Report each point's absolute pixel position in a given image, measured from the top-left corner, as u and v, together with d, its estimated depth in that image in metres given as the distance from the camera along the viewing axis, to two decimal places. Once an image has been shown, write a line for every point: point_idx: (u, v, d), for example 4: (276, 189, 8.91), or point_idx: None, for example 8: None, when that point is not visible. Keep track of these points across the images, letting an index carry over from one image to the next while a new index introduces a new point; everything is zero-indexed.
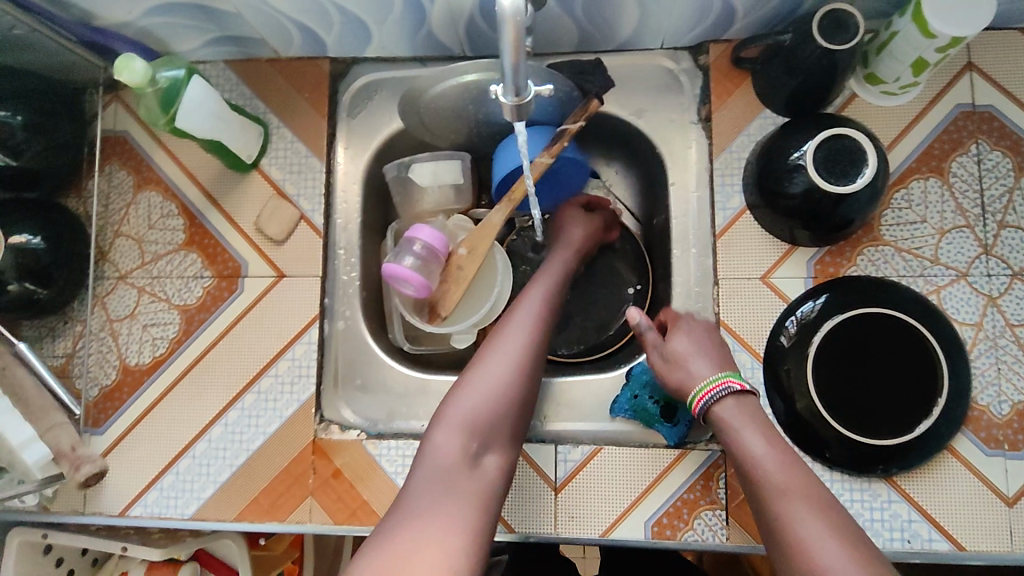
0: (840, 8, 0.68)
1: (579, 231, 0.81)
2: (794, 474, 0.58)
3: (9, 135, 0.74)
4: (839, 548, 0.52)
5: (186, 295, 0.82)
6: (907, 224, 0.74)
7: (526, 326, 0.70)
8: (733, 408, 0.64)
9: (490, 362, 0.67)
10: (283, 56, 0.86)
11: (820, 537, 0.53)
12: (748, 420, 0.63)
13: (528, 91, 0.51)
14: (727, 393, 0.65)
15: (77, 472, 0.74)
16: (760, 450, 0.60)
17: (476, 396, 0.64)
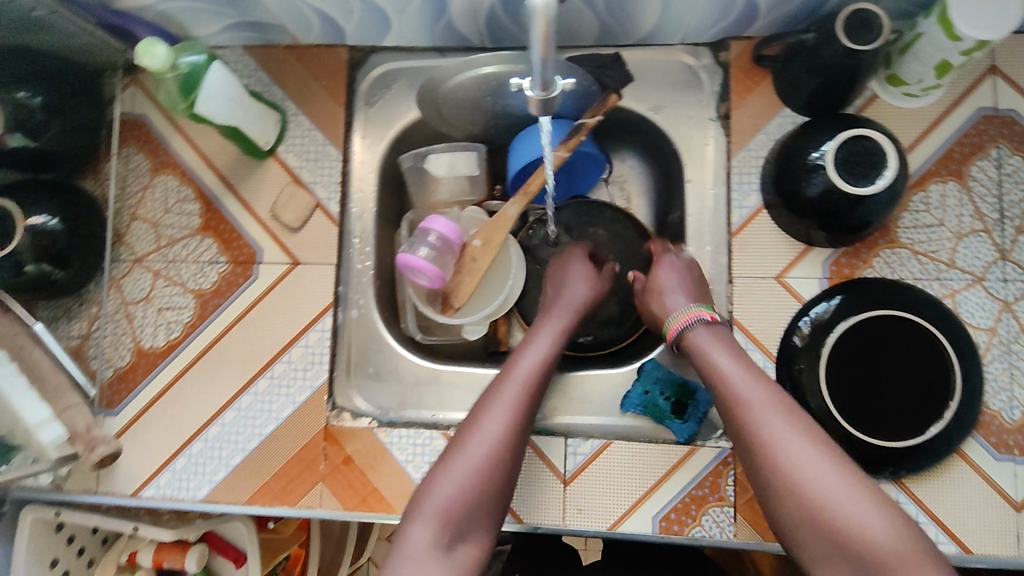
0: (864, 7, 0.67)
1: (580, 291, 0.77)
2: (763, 388, 0.60)
3: (28, 116, 0.74)
4: (815, 453, 0.55)
5: (202, 279, 0.82)
6: (925, 227, 0.73)
7: (515, 397, 0.65)
8: (702, 333, 0.66)
9: (474, 439, 0.62)
10: (301, 43, 0.85)
11: (797, 444, 0.56)
12: (716, 342, 0.65)
13: (554, 85, 0.51)
14: (699, 322, 0.67)
15: (92, 453, 0.75)
16: (728, 368, 0.63)
17: (456, 479, 0.59)
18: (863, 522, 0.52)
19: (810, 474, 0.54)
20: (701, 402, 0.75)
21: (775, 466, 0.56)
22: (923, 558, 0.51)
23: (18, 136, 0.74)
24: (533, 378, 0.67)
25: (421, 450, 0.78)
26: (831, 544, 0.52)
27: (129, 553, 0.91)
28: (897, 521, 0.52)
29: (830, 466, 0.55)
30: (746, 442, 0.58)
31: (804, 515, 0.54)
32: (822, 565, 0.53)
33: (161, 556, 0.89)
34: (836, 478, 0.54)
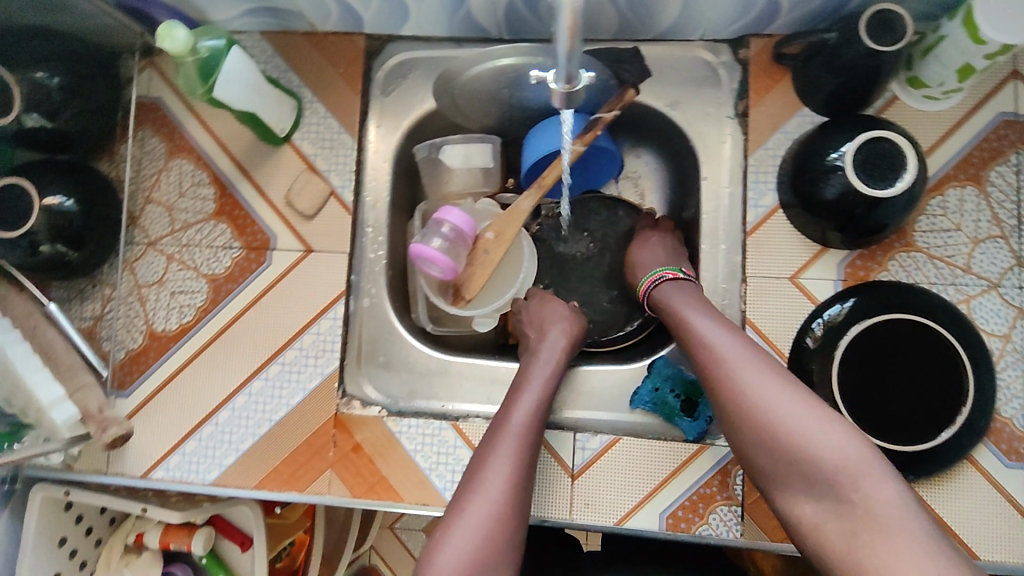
0: (888, 8, 0.67)
1: (562, 339, 0.77)
2: (724, 328, 0.64)
3: (46, 96, 0.74)
4: (769, 381, 0.59)
5: (215, 264, 0.83)
6: (941, 231, 0.73)
7: (510, 454, 0.64)
8: (668, 288, 0.73)
9: (475, 503, 0.60)
10: (318, 30, 0.85)
11: (752, 374, 0.59)
12: (680, 293, 0.71)
13: (578, 78, 0.51)
14: (665, 279, 0.74)
15: (103, 433, 0.76)
16: (694, 314, 0.67)
17: (462, 545, 0.57)
18: (814, 439, 0.55)
19: (762, 400, 0.58)
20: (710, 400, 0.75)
21: (731, 395, 0.60)
22: (875, 470, 0.53)
23: (36, 116, 0.74)
24: (526, 433, 0.66)
25: (430, 440, 0.78)
26: (787, 464, 0.56)
27: (136, 534, 0.92)
28: (849, 437, 0.54)
29: (783, 392, 0.58)
30: (707, 378, 0.63)
31: (759, 439, 0.57)
32: (781, 485, 0.57)
33: (167, 538, 0.90)
34: (788, 402, 0.57)
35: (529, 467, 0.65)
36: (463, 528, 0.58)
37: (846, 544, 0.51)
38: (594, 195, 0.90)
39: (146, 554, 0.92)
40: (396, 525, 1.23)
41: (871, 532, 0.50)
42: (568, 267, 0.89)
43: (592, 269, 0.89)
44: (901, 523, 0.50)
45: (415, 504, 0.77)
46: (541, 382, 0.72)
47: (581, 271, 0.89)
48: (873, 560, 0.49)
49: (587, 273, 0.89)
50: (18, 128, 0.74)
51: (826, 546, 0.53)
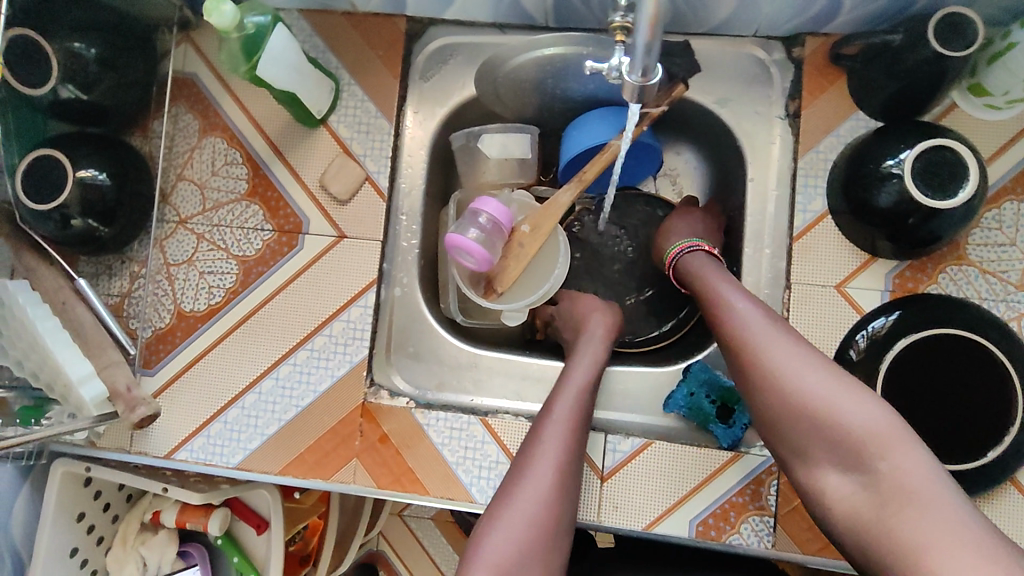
0: (958, 12, 0.64)
1: (603, 331, 0.76)
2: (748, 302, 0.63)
3: (82, 68, 0.72)
4: (792, 354, 0.57)
5: (246, 245, 0.81)
6: (995, 245, 0.71)
7: (557, 449, 0.63)
8: (700, 258, 0.72)
9: (524, 491, 0.59)
10: (359, 10, 0.83)
11: (776, 346, 0.58)
12: (706, 266, 0.70)
13: (654, 71, 0.51)
14: (699, 250, 0.73)
15: (132, 413, 0.75)
16: (719, 287, 0.66)
17: (510, 534, 0.56)
18: (839, 411, 0.53)
19: (785, 372, 0.57)
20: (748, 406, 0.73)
21: (753, 369, 0.59)
22: (903, 440, 0.51)
23: (70, 88, 0.72)
24: (573, 421, 0.65)
25: (457, 434, 0.77)
26: (810, 436, 0.55)
27: (153, 513, 0.91)
28: (875, 408, 0.53)
29: (806, 364, 0.57)
30: (729, 351, 0.62)
31: (781, 411, 0.56)
32: (806, 457, 0.55)
33: (183, 517, 0.90)
34: (812, 375, 0.56)
35: (575, 456, 0.64)
36: (511, 516, 0.58)
37: (875, 516, 0.50)
38: (631, 193, 0.90)
39: (162, 533, 0.91)
40: (406, 512, 1.23)
41: (899, 501, 0.49)
42: (602, 264, 0.89)
43: (627, 266, 0.88)
44: (931, 493, 0.48)
45: (440, 498, 0.76)
46: (586, 370, 0.71)
47: (616, 268, 0.88)
48: (902, 532, 0.48)
49: (622, 272, 0.88)
50: (53, 98, 0.73)
51: (854, 518, 0.52)
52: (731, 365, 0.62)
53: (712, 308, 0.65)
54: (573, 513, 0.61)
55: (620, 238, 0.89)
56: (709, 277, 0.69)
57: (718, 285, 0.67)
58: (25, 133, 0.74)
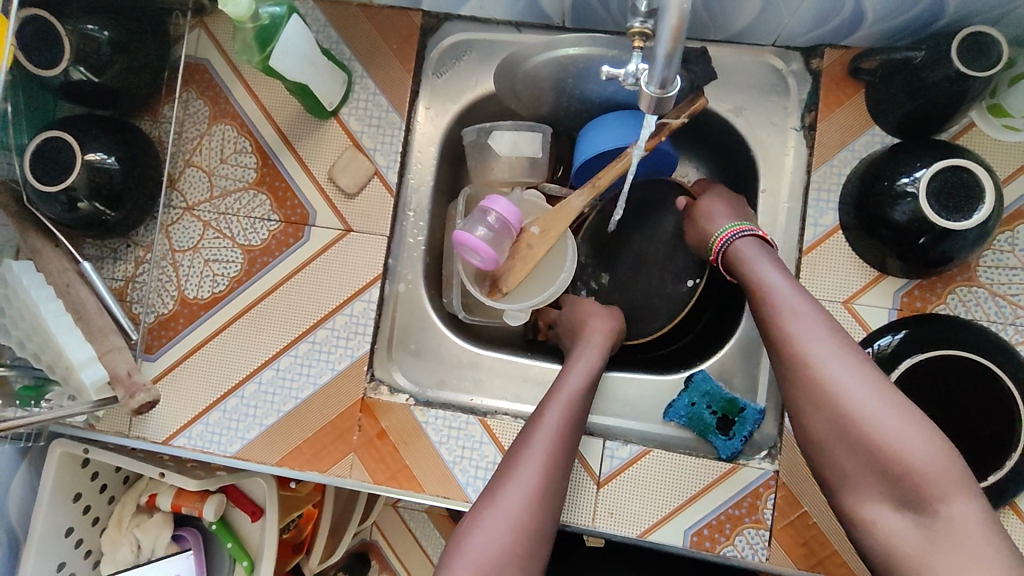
0: (982, 31, 0.63)
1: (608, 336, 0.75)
2: (803, 305, 0.60)
3: (94, 50, 0.71)
4: (852, 371, 0.55)
5: (252, 235, 0.81)
6: (1006, 268, 0.70)
7: (544, 457, 0.62)
8: (750, 244, 0.67)
9: (508, 490, 0.59)
10: (374, 4, 0.82)
11: (835, 360, 0.56)
12: (761, 254, 0.66)
13: (673, 85, 0.50)
14: (749, 235, 0.68)
15: (131, 399, 0.74)
16: (774, 279, 0.62)
17: (500, 533, 0.56)
18: (898, 441, 0.51)
19: (844, 391, 0.54)
20: (748, 420, 0.74)
21: (808, 382, 0.56)
22: (959, 478, 0.50)
23: (82, 70, 0.72)
24: (568, 418, 0.65)
25: (456, 433, 0.77)
26: (861, 460, 0.53)
27: (148, 496, 0.92)
28: (934, 442, 0.51)
29: (867, 384, 0.54)
30: (781, 356, 0.59)
31: (835, 431, 0.54)
32: (851, 481, 0.54)
33: (179, 502, 0.90)
34: (871, 398, 0.53)
35: (565, 457, 0.64)
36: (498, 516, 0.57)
37: (920, 551, 0.50)
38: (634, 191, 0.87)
39: (157, 516, 0.92)
40: (400, 504, 1.23)
41: (950, 544, 0.48)
42: (600, 258, 0.89)
43: (625, 264, 0.88)
44: (979, 541, 0.48)
45: (436, 495, 0.76)
46: (583, 371, 0.70)
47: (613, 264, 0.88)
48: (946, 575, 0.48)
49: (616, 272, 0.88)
50: (64, 80, 0.72)
51: (891, 550, 0.51)
52: (780, 370, 0.59)
53: (765, 306, 0.61)
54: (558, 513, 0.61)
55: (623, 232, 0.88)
56: (759, 268, 0.64)
57: (772, 280, 0.62)
58: (34, 112, 0.75)
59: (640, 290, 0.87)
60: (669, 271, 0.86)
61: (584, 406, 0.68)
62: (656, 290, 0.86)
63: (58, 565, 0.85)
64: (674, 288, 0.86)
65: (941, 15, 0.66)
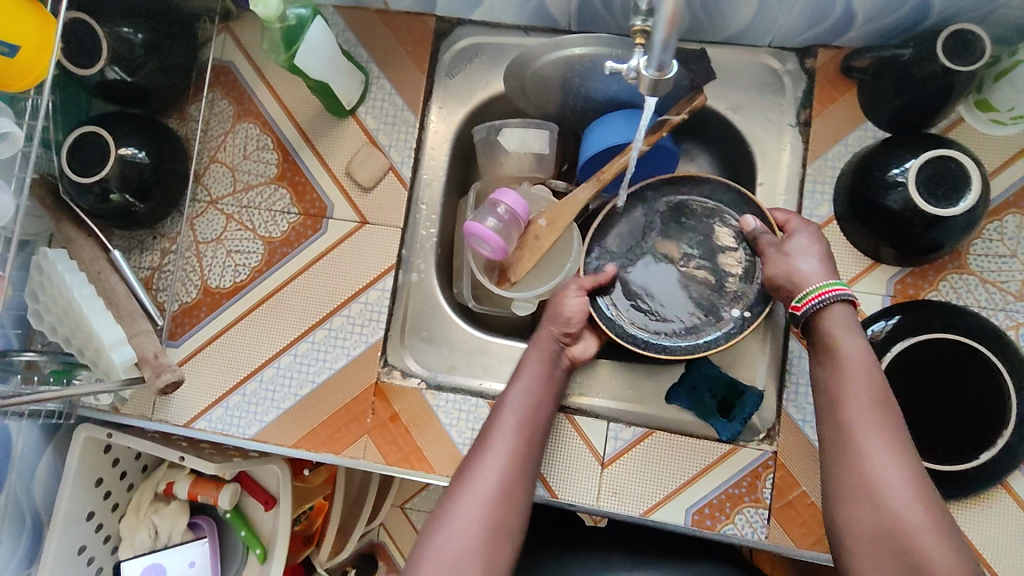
0: (966, 28, 0.67)
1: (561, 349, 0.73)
2: (867, 396, 0.59)
3: (128, 51, 0.76)
4: (903, 475, 0.54)
5: (273, 227, 0.85)
6: (996, 256, 0.73)
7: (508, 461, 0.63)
8: (842, 317, 0.63)
9: (468, 494, 0.60)
10: (391, 9, 0.87)
11: (890, 460, 0.55)
12: (849, 330, 0.62)
13: (670, 68, 0.53)
14: (841, 302, 0.63)
15: (157, 378, 0.77)
16: (849, 358, 0.61)
17: (445, 552, 0.57)
18: (930, 553, 0.51)
19: (890, 491, 0.54)
20: (748, 403, 0.76)
21: (855, 476, 0.56)
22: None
23: (117, 70, 0.76)
24: (516, 442, 0.65)
25: (466, 416, 0.80)
26: (887, 562, 0.53)
27: (166, 484, 0.95)
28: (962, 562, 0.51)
29: (913, 490, 0.54)
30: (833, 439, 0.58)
31: (871, 527, 0.54)
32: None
33: (196, 490, 0.93)
34: (914, 507, 0.53)
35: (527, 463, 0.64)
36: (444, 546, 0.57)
37: None
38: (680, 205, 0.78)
39: (174, 503, 0.95)
40: (408, 505, 1.23)
41: None
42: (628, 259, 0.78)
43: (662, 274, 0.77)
44: None
45: (446, 476, 0.79)
46: (527, 393, 0.69)
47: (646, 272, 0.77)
48: None
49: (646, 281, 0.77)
50: (100, 79, 0.76)
51: None
52: (828, 453, 0.59)
53: (831, 387, 0.60)
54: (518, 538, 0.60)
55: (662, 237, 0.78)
56: (833, 340, 0.62)
57: (844, 360, 0.61)
58: (69, 110, 0.80)
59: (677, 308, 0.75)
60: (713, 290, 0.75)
61: (534, 429, 0.67)
62: (694, 315, 0.75)
63: (79, 546, 0.88)
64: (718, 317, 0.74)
65: (926, 15, 0.70)
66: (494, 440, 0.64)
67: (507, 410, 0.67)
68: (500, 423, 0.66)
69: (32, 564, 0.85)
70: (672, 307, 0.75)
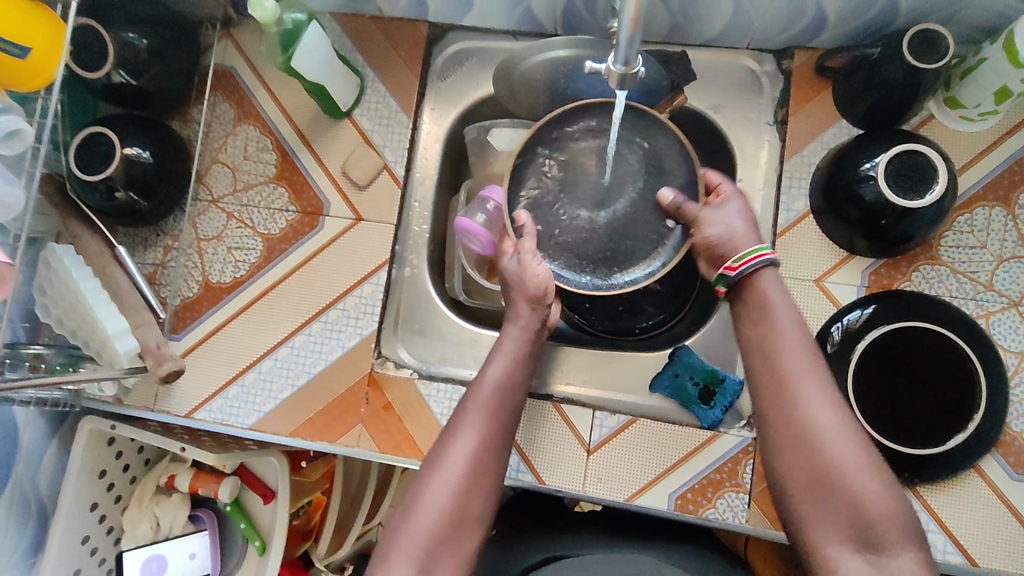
0: (931, 27, 0.70)
1: (537, 321, 0.74)
2: (801, 348, 0.61)
3: (133, 55, 0.80)
4: (837, 418, 0.58)
5: (271, 224, 0.88)
6: (966, 247, 0.76)
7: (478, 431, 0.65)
8: (771, 281, 0.65)
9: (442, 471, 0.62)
10: (385, 15, 0.90)
11: (821, 406, 0.59)
12: (778, 293, 0.64)
13: (636, 62, 0.56)
14: (765, 265, 0.65)
15: (160, 367, 0.81)
16: (780, 317, 0.63)
17: (420, 522, 0.59)
18: (860, 487, 0.55)
19: (825, 434, 0.57)
20: (728, 391, 0.79)
21: (791, 422, 0.59)
22: (908, 528, 0.55)
23: (122, 74, 0.80)
24: (493, 410, 0.67)
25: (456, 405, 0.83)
26: (822, 499, 0.56)
27: (168, 476, 0.98)
28: (889, 492, 0.56)
29: (845, 432, 0.58)
30: (767, 389, 0.61)
31: (808, 469, 0.57)
32: (810, 514, 0.57)
33: (196, 482, 0.96)
34: (848, 448, 0.57)
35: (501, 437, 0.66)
36: (425, 507, 0.60)
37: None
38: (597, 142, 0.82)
39: (176, 495, 0.98)
40: None
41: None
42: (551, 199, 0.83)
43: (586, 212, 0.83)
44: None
45: None
46: (502, 366, 0.70)
47: (571, 212, 0.83)
48: None
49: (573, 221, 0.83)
50: (106, 82, 0.80)
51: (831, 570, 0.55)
52: (763, 401, 0.61)
53: (766, 343, 0.62)
54: (490, 507, 0.63)
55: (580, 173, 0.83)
56: (766, 296, 0.64)
57: (780, 315, 0.63)
58: (76, 113, 0.83)
59: (603, 244, 0.83)
60: (631, 224, 0.82)
61: (512, 397, 0.69)
62: (619, 249, 0.82)
63: (83, 537, 0.91)
64: (642, 250, 0.82)
65: (895, 16, 0.73)
66: (469, 415, 0.66)
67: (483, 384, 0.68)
68: (476, 394, 0.68)
69: (37, 553, 0.88)
70: (597, 244, 0.83)
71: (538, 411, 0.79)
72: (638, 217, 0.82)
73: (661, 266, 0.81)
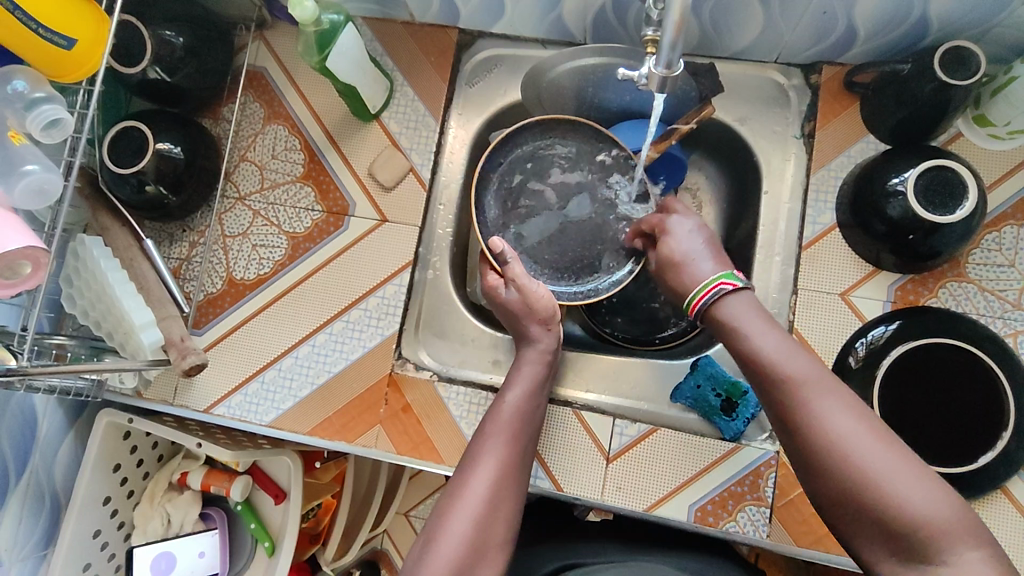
0: (964, 46, 0.70)
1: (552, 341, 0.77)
2: (793, 348, 0.57)
3: (169, 53, 0.81)
4: (855, 419, 0.52)
5: (297, 223, 0.89)
6: (994, 265, 0.76)
7: (501, 458, 0.64)
8: (737, 300, 0.62)
9: (463, 501, 0.60)
10: (416, 21, 0.92)
11: (826, 406, 0.53)
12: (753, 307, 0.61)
13: (677, 66, 0.59)
14: (724, 291, 0.62)
15: (183, 359, 0.80)
16: (761, 329, 0.59)
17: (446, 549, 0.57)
18: (893, 489, 0.49)
19: (844, 438, 0.51)
20: (750, 402, 0.78)
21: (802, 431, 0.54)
22: (958, 524, 0.48)
23: (158, 70, 0.81)
24: (513, 434, 0.67)
25: (475, 408, 0.84)
26: (849, 507, 0.51)
27: (180, 473, 0.97)
28: (925, 483, 0.49)
29: (863, 431, 0.52)
30: (774, 397, 0.56)
31: (832, 480, 0.52)
32: (845, 519, 0.52)
33: (208, 480, 0.95)
34: (866, 443, 0.51)
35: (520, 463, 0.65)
36: (450, 533, 0.58)
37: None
38: (581, 139, 0.86)
39: (187, 492, 0.97)
40: (413, 512, 1.23)
41: None
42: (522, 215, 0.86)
43: (557, 227, 0.86)
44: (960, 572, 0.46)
45: (454, 465, 0.81)
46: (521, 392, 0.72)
47: (543, 229, 0.86)
48: None
49: (542, 236, 0.86)
50: (141, 79, 0.81)
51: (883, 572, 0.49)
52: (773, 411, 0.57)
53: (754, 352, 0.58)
54: (512, 515, 0.62)
55: (545, 188, 0.87)
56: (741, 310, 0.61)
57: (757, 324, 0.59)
58: (110, 108, 0.85)
59: (571, 257, 0.86)
60: (602, 235, 0.85)
61: (531, 422, 0.70)
62: (591, 260, 0.85)
63: (94, 531, 0.90)
64: (609, 261, 0.85)
65: (926, 32, 0.74)
66: (489, 443, 0.66)
67: (500, 412, 0.69)
68: (499, 419, 0.68)
69: (49, 545, 0.87)
70: (568, 256, 0.86)
71: (557, 418, 0.79)
72: (605, 230, 0.85)
73: (628, 274, 0.83)
